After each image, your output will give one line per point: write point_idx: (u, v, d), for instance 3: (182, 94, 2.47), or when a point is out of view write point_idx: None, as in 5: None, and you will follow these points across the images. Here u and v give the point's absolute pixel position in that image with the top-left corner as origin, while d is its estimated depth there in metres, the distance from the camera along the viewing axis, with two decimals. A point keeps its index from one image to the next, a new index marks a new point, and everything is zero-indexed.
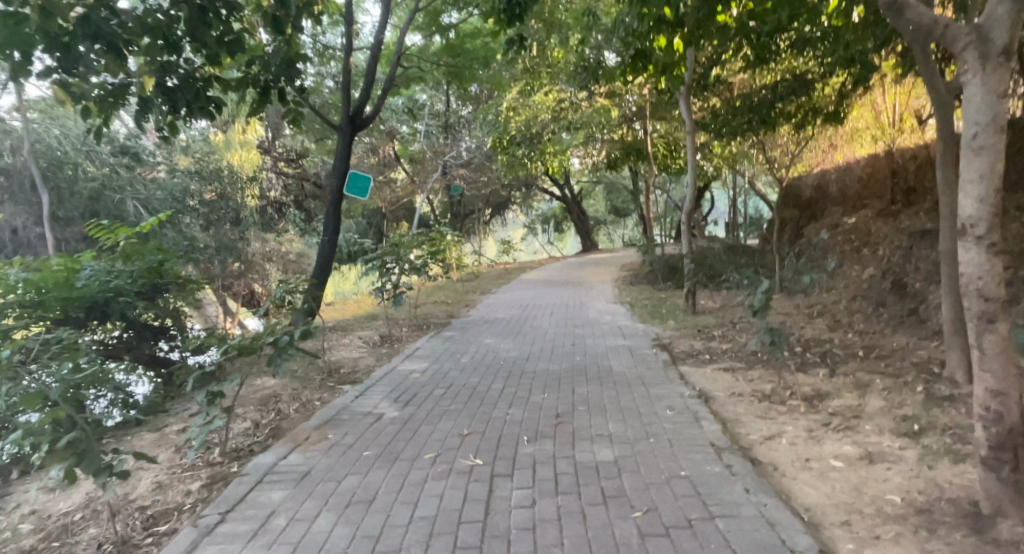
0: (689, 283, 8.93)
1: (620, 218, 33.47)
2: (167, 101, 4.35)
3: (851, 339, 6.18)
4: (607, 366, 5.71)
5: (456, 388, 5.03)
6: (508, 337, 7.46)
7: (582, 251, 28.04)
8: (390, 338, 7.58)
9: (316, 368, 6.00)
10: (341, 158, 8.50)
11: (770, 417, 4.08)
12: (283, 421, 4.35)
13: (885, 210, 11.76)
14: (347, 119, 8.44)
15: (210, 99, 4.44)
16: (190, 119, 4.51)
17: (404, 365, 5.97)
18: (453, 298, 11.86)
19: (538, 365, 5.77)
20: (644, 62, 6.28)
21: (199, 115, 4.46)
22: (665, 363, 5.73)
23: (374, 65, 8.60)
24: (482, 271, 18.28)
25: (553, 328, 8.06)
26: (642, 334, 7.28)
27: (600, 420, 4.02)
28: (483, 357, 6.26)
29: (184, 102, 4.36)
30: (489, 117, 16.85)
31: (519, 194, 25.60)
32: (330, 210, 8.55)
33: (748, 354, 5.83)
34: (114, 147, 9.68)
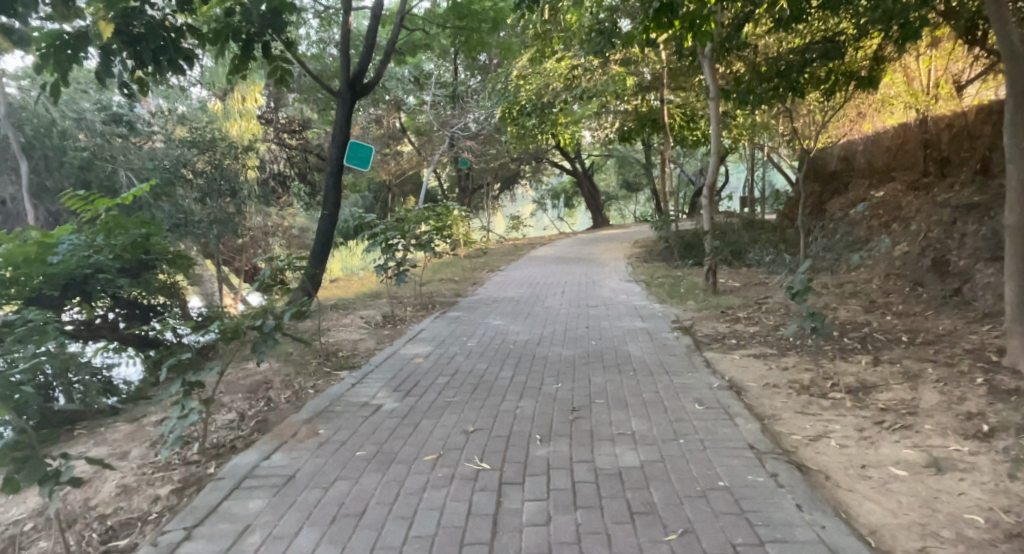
0: (710, 260, 8.42)
1: (631, 193, 32.82)
2: (132, 52, 3.98)
3: (890, 322, 5.70)
4: (625, 352, 5.27)
5: (461, 376, 4.60)
6: (518, 318, 7.04)
7: (593, 226, 27.50)
8: (393, 318, 7.15)
9: (312, 351, 5.60)
10: (341, 126, 8.01)
11: (814, 413, 3.64)
12: (270, 413, 3.92)
13: (917, 183, 11.27)
14: (346, 85, 7.93)
15: (179, 51, 4.07)
16: (160, 74, 4.15)
17: (407, 348, 5.56)
18: (459, 275, 11.45)
19: (550, 350, 5.34)
20: (670, 16, 5.71)
21: (168, 69, 4.10)
22: (689, 348, 5.27)
23: (375, 26, 8.05)
24: (491, 247, 17.82)
25: (566, 308, 7.63)
26: (661, 315, 6.82)
27: (621, 416, 3.59)
28: (491, 340, 5.84)
29: (149, 54, 4.00)
30: (498, 86, 16.25)
31: (528, 167, 25.01)
32: (330, 182, 8.07)
33: (779, 339, 5.38)
34: (105, 115, 9.20)
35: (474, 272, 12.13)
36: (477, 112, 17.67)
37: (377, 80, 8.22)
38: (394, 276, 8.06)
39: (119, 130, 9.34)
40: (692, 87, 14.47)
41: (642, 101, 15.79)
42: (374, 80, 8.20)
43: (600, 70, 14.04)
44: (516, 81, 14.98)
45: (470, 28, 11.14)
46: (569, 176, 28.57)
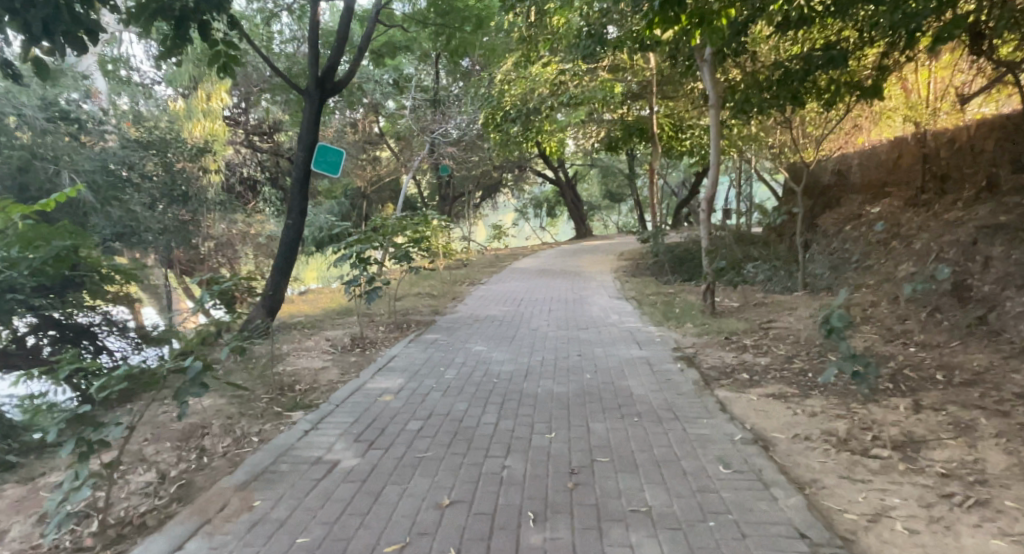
0: (709, 279, 7.82)
1: (615, 203, 32.39)
2: (22, 24, 3.84)
3: (917, 356, 5.13)
4: (625, 388, 4.62)
5: (437, 420, 3.91)
6: (501, 342, 6.35)
7: (577, 237, 26.99)
8: (363, 341, 6.43)
9: (266, 385, 4.87)
10: (308, 128, 7.28)
11: (864, 480, 3.01)
12: (200, 473, 3.19)
13: (915, 200, 10.96)
14: (315, 83, 7.22)
15: (78, 26, 3.99)
16: (58, 48, 4.06)
17: (375, 381, 4.84)
18: (437, 289, 10.76)
19: (539, 385, 4.67)
20: (677, 9, 5.31)
21: (65, 43, 4.02)
22: (698, 385, 4.63)
23: (347, 19, 7.37)
24: (471, 258, 17.16)
25: (553, 331, 6.98)
26: (660, 342, 6.17)
27: (631, 484, 2.93)
28: (473, 371, 5.15)
29: (41, 26, 3.85)
30: (481, 91, 15.64)
31: (511, 176, 24.38)
32: (296, 189, 7.32)
33: (797, 376, 4.76)
34: (51, 111, 8.38)
35: (453, 286, 11.44)
36: (459, 118, 17.03)
37: (348, 79, 7.52)
38: (363, 297, 7.28)
39: (64, 130, 8.51)
40: (683, 96, 13.97)
41: (630, 110, 15.33)
42: (346, 79, 7.50)
43: (589, 75, 13.49)
44: (500, 86, 14.37)
45: (453, 27, 10.54)
46: (552, 185, 27.98)
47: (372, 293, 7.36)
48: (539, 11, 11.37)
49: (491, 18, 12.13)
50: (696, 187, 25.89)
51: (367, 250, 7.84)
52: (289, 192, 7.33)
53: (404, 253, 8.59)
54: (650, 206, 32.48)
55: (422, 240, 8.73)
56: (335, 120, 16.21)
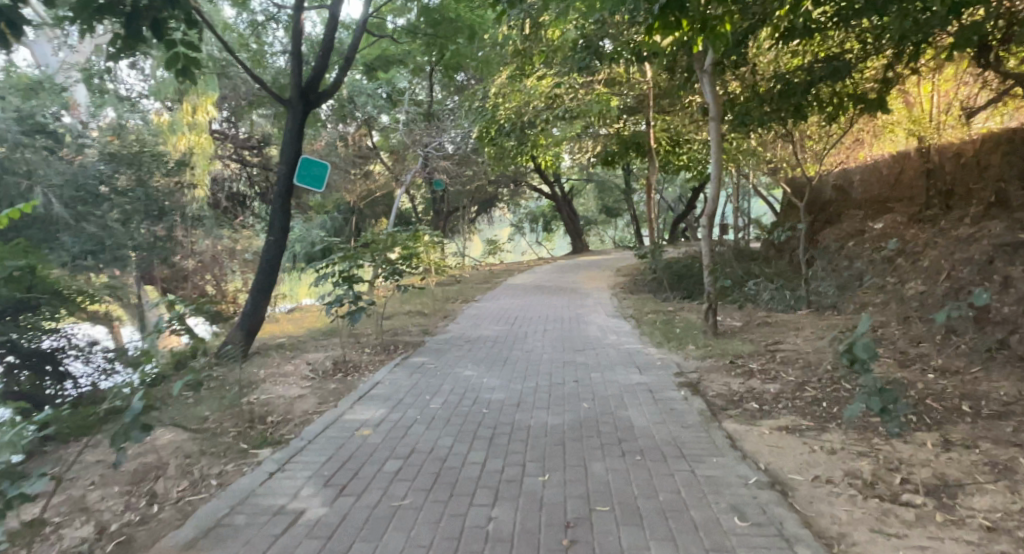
0: (710, 297, 7.48)
1: (611, 219, 32.17)
2: None
3: (937, 383, 4.79)
4: (625, 419, 4.27)
5: (418, 459, 3.54)
6: (492, 366, 5.99)
7: (573, 252, 26.72)
8: (346, 366, 6.06)
9: (235, 416, 4.50)
10: (290, 141, 6.96)
11: (899, 534, 2.65)
12: (143, 527, 2.81)
13: (919, 215, 10.68)
14: (298, 93, 6.91)
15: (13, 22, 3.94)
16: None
17: (354, 412, 4.47)
18: (429, 308, 10.41)
19: (531, 417, 4.30)
20: (678, 14, 4.83)
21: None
22: (704, 416, 4.27)
23: (332, 28, 7.07)
24: (466, 274, 16.83)
25: (548, 353, 6.63)
26: (662, 367, 5.81)
27: (635, 540, 2.57)
28: (460, 399, 4.78)
29: None
30: (475, 104, 15.39)
31: (506, 191, 24.13)
32: (277, 204, 6.97)
33: (811, 406, 4.41)
34: (24, 124, 8.05)
35: (444, 304, 11.09)
36: (453, 132, 16.75)
37: (333, 90, 7.21)
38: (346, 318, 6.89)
39: (42, 143, 8.20)
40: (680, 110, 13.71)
41: (626, 124, 15.10)
42: (330, 90, 7.19)
43: (585, 89, 13.24)
44: (494, 99, 14.08)
45: (445, 37, 10.26)
46: (548, 200, 27.73)
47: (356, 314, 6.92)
48: (534, 22, 11.12)
49: (485, 30, 11.88)
50: (693, 201, 25.67)
51: (354, 269, 7.49)
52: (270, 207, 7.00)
53: (391, 271, 8.24)
54: (646, 221, 32.27)
55: (412, 258, 8.40)
56: (326, 134, 15.93)
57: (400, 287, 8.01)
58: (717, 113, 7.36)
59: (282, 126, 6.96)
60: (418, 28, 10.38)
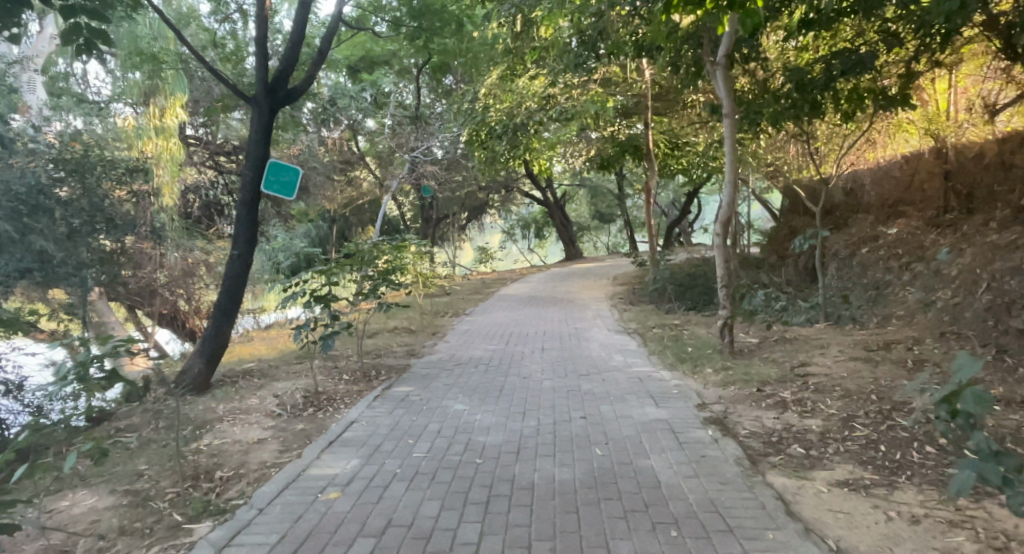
0: (726, 312, 6.76)
1: (604, 224, 31.58)
2: None
3: (1009, 418, 4.09)
4: (648, 470, 3.54)
5: (394, 539, 2.80)
6: (485, 396, 5.26)
7: (566, 259, 26.10)
8: (318, 398, 5.29)
9: (176, 471, 3.73)
10: (256, 143, 6.19)
11: None
12: None
13: (936, 219, 10.12)
14: (263, 89, 6.17)
15: None
16: None
17: (319, 464, 3.72)
18: (416, 325, 9.65)
19: (534, 470, 3.56)
20: None
21: None
22: (744, 467, 3.55)
23: (302, 17, 6.33)
24: (456, 284, 16.11)
25: (549, 378, 5.91)
26: (679, 396, 5.08)
27: None
28: (448, 444, 4.05)
29: None
30: (463, 106, 14.66)
31: (497, 197, 23.41)
32: (242, 214, 6.20)
33: (870, 452, 3.69)
34: None
35: (432, 319, 10.34)
36: (441, 136, 16.03)
37: (304, 88, 6.47)
38: (318, 343, 6.08)
39: None
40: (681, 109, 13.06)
41: (622, 127, 14.41)
42: (301, 89, 6.44)
43: (579, 89, 12.57)
44: (485, 100, 13.36)
45: (431, 29, 9.51)
46: (540, 206, 27.02)
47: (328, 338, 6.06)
48: (526, 17, 10.44)
49: (474, 27, 11.24)
50: (688, 206, 25.06)
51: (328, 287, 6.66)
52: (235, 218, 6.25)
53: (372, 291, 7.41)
54: (639, 227, 31.74)
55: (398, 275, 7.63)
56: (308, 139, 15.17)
57: (384, 307, 7.23)
58: (732, 109, 6.67)
59: (248, 127, 6.20)
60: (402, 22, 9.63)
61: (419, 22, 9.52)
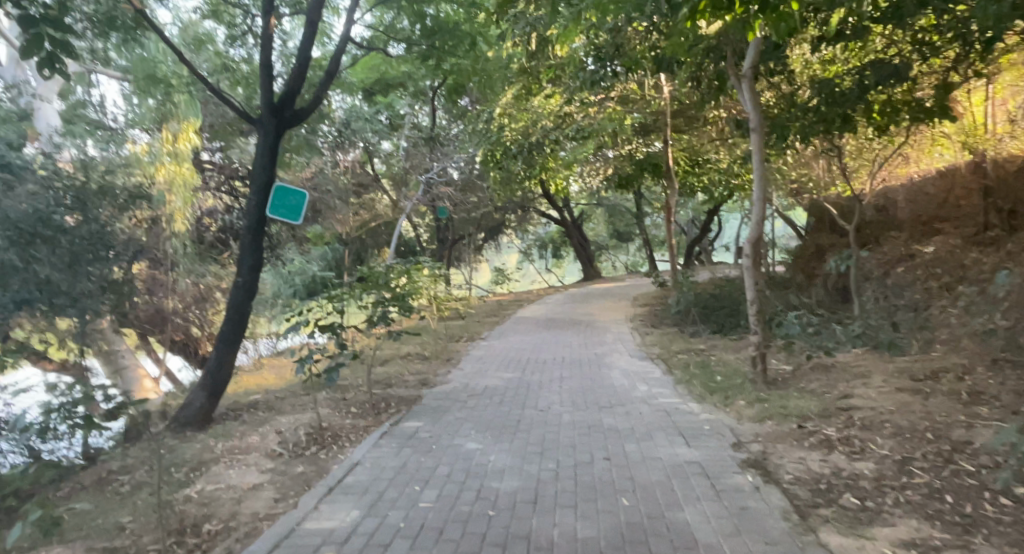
0: (758, 338, 6.35)
1: (622, 244, 31.18)
2: None
3: None
4: (683, 525, 3.14)
5: None
6: (500, 433, 4.88)
7: (585, 280, 25.71)
8: (322, 436, 4.96)
9: (162, 524, 3.41)
10: (262, 167, 5.94)
11: None
12: None
13: (977, 237, 9.82)
14: (269, 110, 5.92)
15: None
16: None
17: (315, 517, 3.37)
18: (430, 351, 9.31)
19: (554, 525, 3.17)
20: None
21: None
22: (792, 522, 3.14)
23: (309, 36, 6.11)
24: (473, 307, 15.79)
25: (569, 412, 5.51)
26: (712, 433, 4.67)
27: None
28: (458, 491, 3.68)
29: None
30: (478, 126, 14.46)
31: (514, 217, 23.14)
32: (246, 239, 5.92)
33: (934, 504, 3.27)
34: None
35: (447, 345, 10.00)
36: (456, 156, 15.83)
37: (312, 110, 6.23)
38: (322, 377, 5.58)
39: None
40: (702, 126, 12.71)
41: (641, 145, 14.09)
42: (308, 110, 6.20)
43: (596, 107, 12.29)
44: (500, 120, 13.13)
45: (445, 49, 9.23)
46: (558, 225, 26.70)
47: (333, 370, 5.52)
48: (542, 35, 10.21)
49: (488, 45, 11.05)
50: (708, 225, 24.60)
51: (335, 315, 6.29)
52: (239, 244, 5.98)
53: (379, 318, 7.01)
54: (658, 245, 31.29)
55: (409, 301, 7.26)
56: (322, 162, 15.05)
57: (394, 335, 6.84)
58: (761, 124, 6.30)
59: (253, 150, 5.95)
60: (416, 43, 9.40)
61: (431, 40, 9.20)
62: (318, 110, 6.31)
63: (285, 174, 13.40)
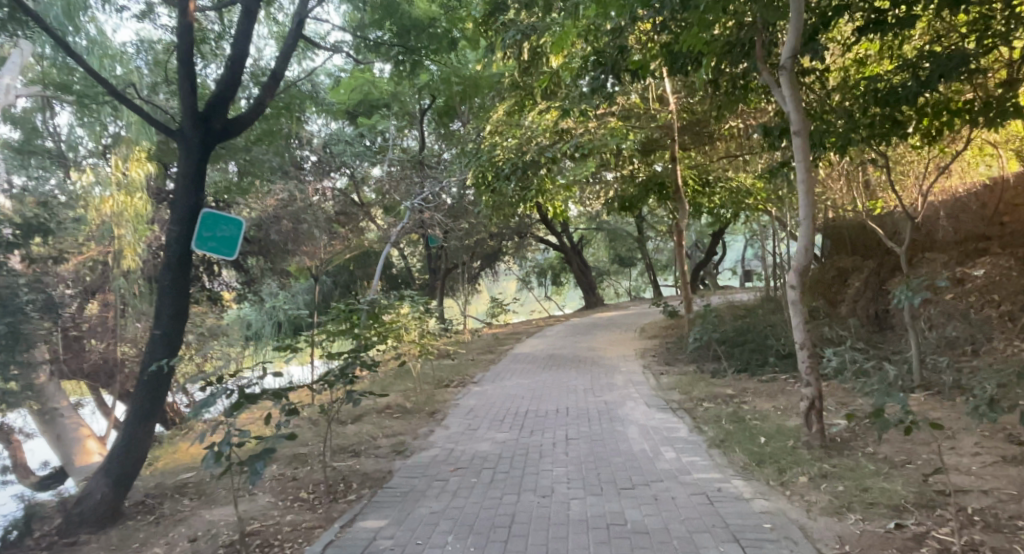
0: (811, 391, 5.12)
1: (624, 269, 30.10)
2: None
3: None
4: None
5: None
6: (487, 541, 3.60)
7: (586, 307, 24.53)
8: (250, 548, 3.69)
9: None
10: (186, 189, 4.77)
11: None
12: None
13: None
14: (194, 118, 4.76)
15: None
16: None
17: None
18: (413, 401, 8.06)
19: None
20: None
21: None
22: None
23: (244, 28, 5.00)
24: (467, 342, 14.55)
25: (580, 499, 4.23)
26: (780, 540, 3.40)
27: None
28: None
29: None
30: (468, 147, 13.32)
31: (511, 243, 21.92)
32: (168, 279, 4.73)
33: None
34: None
35: (434, 392, 8.74)
36: (446, 180, 14.65)
37: (249, 120, 5.09)
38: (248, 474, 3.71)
39: None
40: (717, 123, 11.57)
41: (641, 164, 12.84)
42: (245, 120, 5.05)
43: (596, 121, 11.19)
44: (491, 138, 11.89)
45: (422, 50, 7.86)
46: (557, 251, 25.65)
47: (260, 457, 3.74)
48: (534, 45, 9.21)
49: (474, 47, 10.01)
50: (714, 248, 23.57)
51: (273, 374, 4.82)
52: (159, 285, 4.80)
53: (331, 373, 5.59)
54: (660, 269, 30.22)
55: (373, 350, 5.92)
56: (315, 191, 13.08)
57: (354, 398, 5.44)
58: (804, 126, 5.13)
59: (175, 170, 4.80)
60: (381, 42, 7.81)
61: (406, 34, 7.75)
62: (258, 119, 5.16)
63: (251, 203, 12.13)
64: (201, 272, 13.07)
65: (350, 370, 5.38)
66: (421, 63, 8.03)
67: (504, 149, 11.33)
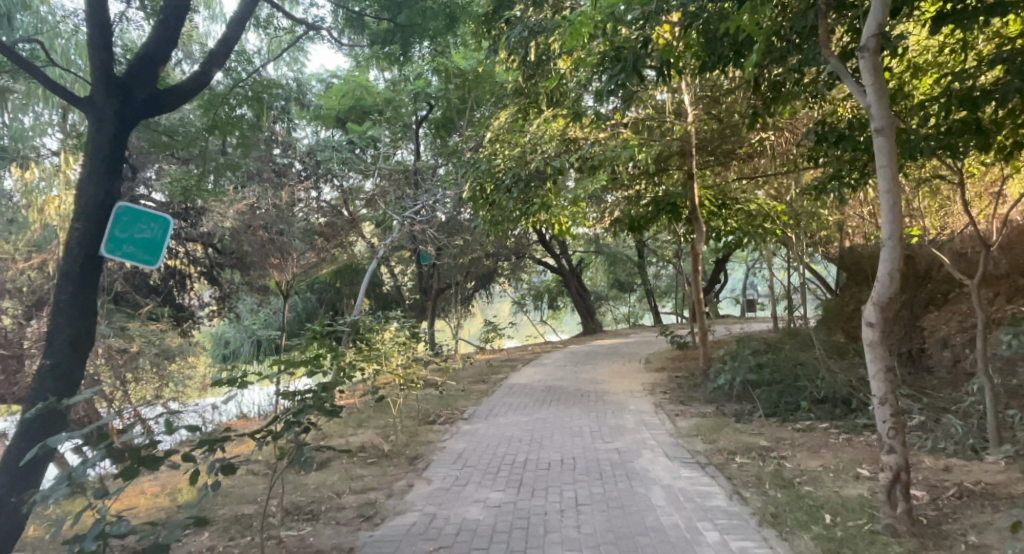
0: (897, 459, 3.98)
1: (623, 295, 28.99)
2: None
3: None
4: None
5: None
6: None
7: (584, 333, 23.40)
8: None
9: None
10: (93, 173, 3.77)
11: None
12: None
13: None
14: (110, 80, 3.89)
15: None
16: None
17: None
18: (392, 444, 6.89)
19: None
20: None
21: None
22: None
23: None
24: (458, 369, 13.36)
25: None
26: None
27: None
28: None
29: None
30: (466, 157, 12.23)
31: (507, 264, 20.76)
32: (67, 290, 3.67)
33: None
34: None
35: (418, 431, 7.58)
36: (441, 193, 13.57)
37: (179, 94, 4.20)
38: None
39: None
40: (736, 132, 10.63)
41: (647, 185, 12.07)
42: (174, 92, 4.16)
43: (608, 132, 10.13)
44: (490, 146, 10.73)
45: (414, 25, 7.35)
46: (555, 274, 24.61)
47: None
48: (543, 45, 8.28)
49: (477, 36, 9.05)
50: (720, 275, 22.55)
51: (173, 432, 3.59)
52: (54, 304, 3.72)
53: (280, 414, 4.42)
54: (661, 296, 29.14)
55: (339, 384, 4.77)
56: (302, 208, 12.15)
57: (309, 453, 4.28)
58: (889, 124, 4.07)
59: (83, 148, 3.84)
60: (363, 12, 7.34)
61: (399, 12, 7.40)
62: (193, 94, 4.25)
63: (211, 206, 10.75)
64: (171, 285, 11.88)
65: (304, 415, 4.22)
66: (411, 45, 7.51)
67: (506, 158, 10.22)
